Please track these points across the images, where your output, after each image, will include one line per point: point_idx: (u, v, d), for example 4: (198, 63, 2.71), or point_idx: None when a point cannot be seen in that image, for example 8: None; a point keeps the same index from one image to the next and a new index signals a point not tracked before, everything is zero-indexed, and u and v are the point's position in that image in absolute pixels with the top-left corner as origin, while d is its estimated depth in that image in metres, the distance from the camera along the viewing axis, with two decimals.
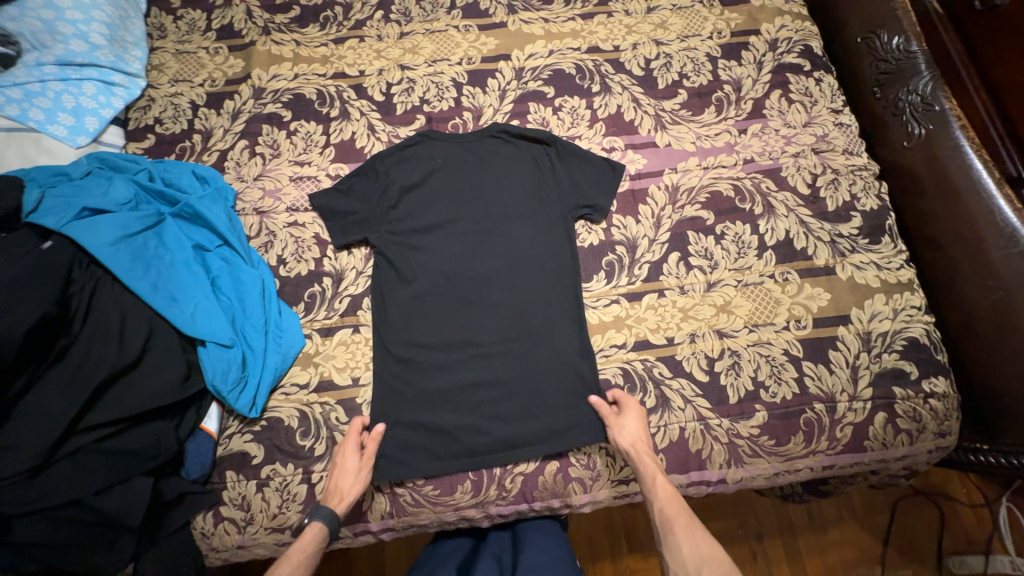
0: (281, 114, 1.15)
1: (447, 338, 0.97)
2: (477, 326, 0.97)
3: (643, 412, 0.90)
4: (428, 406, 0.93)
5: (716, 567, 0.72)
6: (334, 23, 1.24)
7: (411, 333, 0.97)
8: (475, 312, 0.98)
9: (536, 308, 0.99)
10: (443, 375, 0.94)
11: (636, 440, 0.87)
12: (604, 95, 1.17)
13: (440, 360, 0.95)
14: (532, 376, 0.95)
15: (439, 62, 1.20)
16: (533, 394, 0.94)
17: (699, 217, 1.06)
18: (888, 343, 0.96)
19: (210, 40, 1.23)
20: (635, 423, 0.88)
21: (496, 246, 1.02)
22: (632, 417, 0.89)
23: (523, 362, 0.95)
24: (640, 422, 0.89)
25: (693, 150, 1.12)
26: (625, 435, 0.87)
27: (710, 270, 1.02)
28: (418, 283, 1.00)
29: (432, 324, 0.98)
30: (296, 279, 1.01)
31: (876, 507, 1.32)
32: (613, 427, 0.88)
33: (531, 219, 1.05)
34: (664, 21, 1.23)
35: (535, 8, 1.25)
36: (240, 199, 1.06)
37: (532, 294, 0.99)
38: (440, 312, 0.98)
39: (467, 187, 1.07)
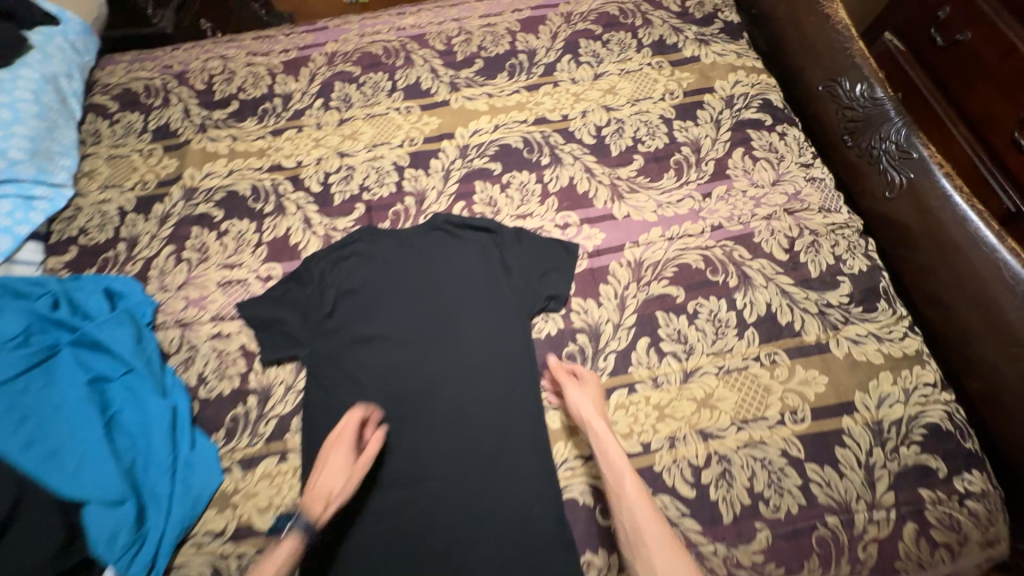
0: (213, 214, 1.08)
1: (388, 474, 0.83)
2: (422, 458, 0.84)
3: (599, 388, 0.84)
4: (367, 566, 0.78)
5: None
6: (273, 114, 1.21)
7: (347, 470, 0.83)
8: (421, 441, 0.85)
9: (490, 431, 0.86)
10: (383, 522, 0.81)
11: (591, 418, 0.80)
12: (555, 167, 1.10)
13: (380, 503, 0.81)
14: (488, 515, 0.80)
15: (380, 147, 1.15)
16: (492, 536, 0.79)
17: (668, 294, 0.95)
18: (904, 433, 0.82)
19: (145, 142, 1.19)
20: (590, 396, 0.82)
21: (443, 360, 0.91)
22: (585, 391, 0.83)
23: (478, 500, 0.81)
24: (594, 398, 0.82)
25: (655, 220, 1.02)
26: (577, 405, 0.81)
27: (686, 356, 0.89)
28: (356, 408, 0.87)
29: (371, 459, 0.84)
30: (217, 401, 0.89)
31: None
32: (569, 393, 0.82)
33: (481, 326, 0.93)
34: (613, 86, 1.19)
35: (478, 83, 1.21)
36: (161, 311, 0.97)
37: (486, 416, 0.87)
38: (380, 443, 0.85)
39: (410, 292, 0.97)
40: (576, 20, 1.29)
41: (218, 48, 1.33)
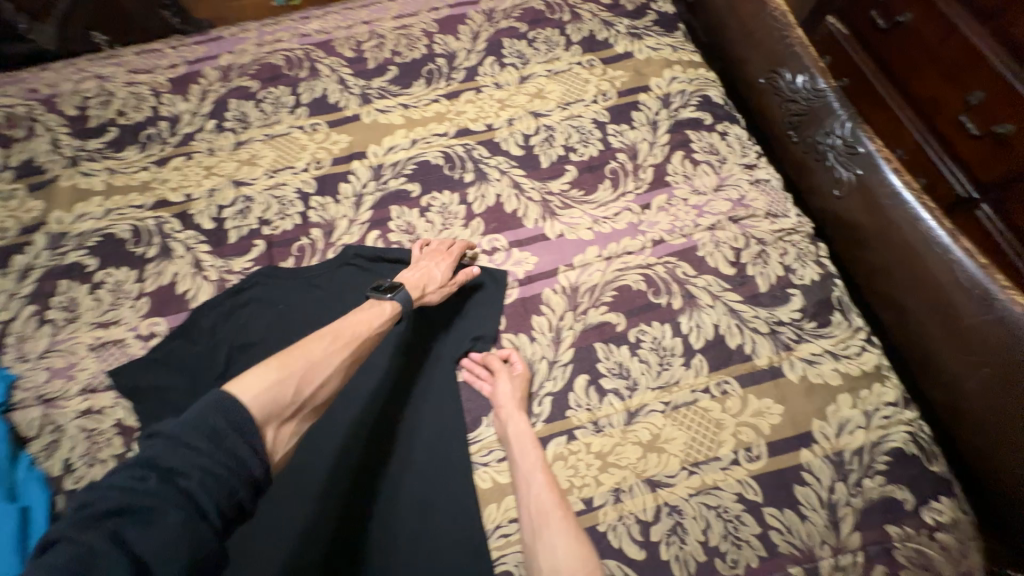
0: (84, 264, 0.93)
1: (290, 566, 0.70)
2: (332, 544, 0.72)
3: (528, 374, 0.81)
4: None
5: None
6: (157, 141, 1.05)
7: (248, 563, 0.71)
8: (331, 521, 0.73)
9: (411, 501, 0.75)
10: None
11: (509, 406, 0.77)
12: (480, 184, 0.98)
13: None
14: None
15: (281, 172, 1.01)
16: None
17: (607, 323, 0.85)
18: (867, 463, 0.74)
19: (5, 182, 1.02)
20: (511, 388, 0.78)
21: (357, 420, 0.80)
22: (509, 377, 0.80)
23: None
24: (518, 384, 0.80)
25: (591, 238, 0.92)
26: (498, 393, 0.78)
27: (629, 394, 0.79)
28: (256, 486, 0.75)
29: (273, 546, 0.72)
30: (86, 493, 0.75)
31: None
32: (493, 382, 0.80)
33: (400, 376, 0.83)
34: (541, 90, 1.08)
35: (392, 93, 1.09)
36: (18, 387, 0.82)
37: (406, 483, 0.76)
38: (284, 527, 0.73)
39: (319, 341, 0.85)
40: (499, 18, 1.17)
41: (93, 67, 1.16)
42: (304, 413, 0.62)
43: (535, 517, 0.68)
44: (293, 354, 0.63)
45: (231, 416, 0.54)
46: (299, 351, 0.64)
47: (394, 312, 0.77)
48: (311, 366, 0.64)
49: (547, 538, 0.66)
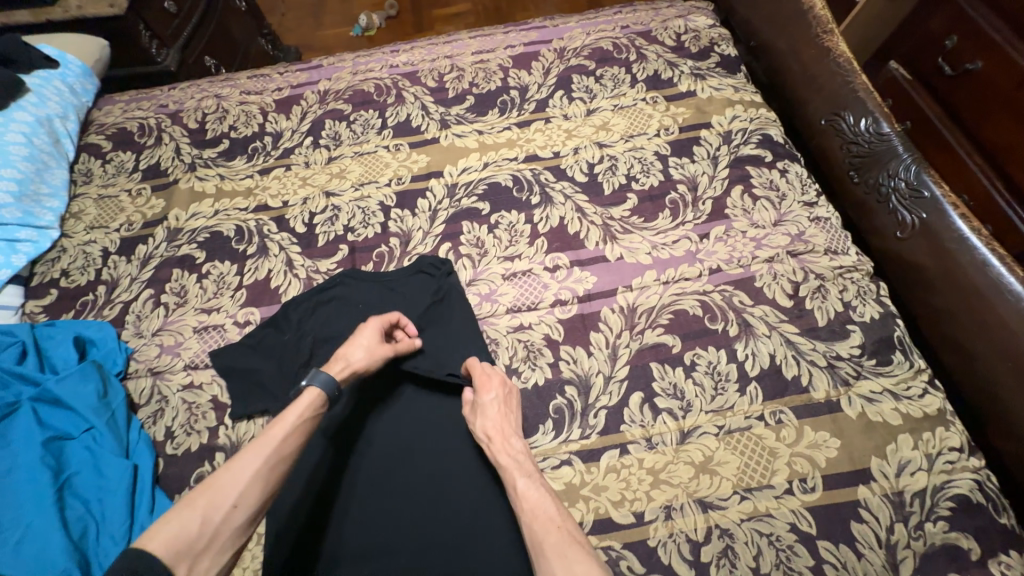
0: (195, 256, 1.06)
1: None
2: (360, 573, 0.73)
3: (499, 389, 0.82)
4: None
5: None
6: (262, 153, 1.20)
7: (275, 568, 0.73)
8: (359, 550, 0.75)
9: (439, 552, 0.74)
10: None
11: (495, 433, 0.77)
12: (545, 206, 1.06)
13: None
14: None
15: (367, 185, 1.12)
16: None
17: (663, 344, 0.88)
18: (929, 507, 0.73)
19: (135, 182, 1.18)
20: (490, 411, 0.79)
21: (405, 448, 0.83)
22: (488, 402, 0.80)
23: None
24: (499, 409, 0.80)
25: (650, 263, 0.97)
26: (480, 427, 0.79)
27: (683, 414, 0.82)
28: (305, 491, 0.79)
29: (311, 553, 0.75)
30: (184, 458, 0.84)
31: None
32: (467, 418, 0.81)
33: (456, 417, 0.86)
34: (606, 122, 1.15)
35: (469, 120, 1.19)
36: (134, 359, 0.93)
37: (437, 533, 0.75)
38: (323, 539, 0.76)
39: (390, 364, 0.89)
40: (569, 56, 1.27)
41: (213, 87, 1.34)
42: (223, 539, 0.60)
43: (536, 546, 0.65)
44: (216, 481, 0.63)
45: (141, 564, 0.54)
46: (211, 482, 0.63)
47: (319, 400, 0.76)
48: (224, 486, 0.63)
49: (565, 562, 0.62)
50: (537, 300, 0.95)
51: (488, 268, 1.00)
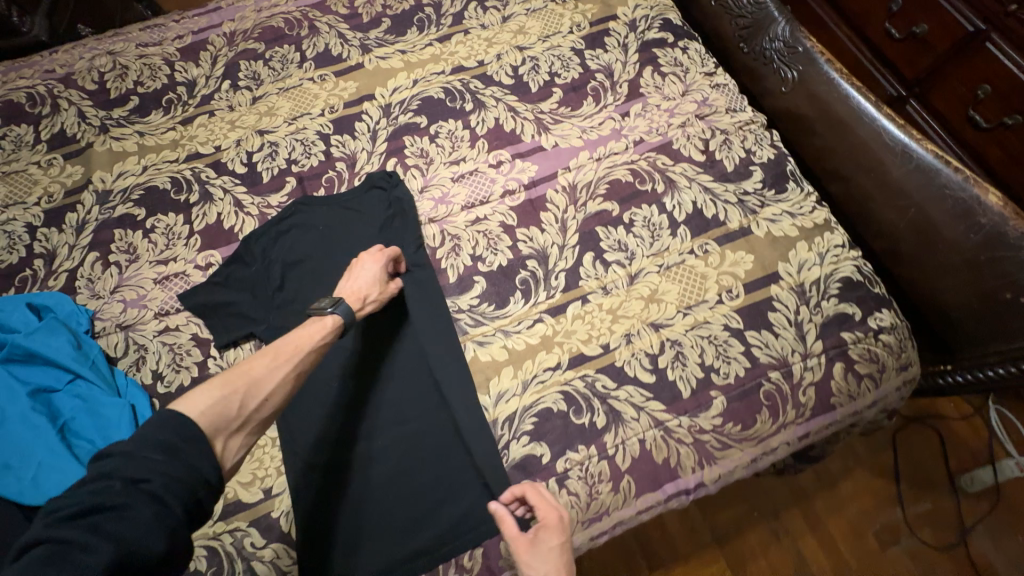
0: (134, 214, 1.03)
1: (334, 467, 0.82)
2: (374, 463, 0.83)
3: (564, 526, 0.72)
4: (306, 565, 0.77)
5: None
6: (179, 103, 1.15)
7: (301, 460, 0.82)
8: (386, 450, 0.84)
9: (440, 429, 0.86)
10: (323, 524, 0.79)
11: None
12: (479, 110, 1.11)
13: (323, 500, 0.80)
14: (424, 537, 0.79)
15: (300, 118, 1.12)
16: (464, 454, 0.84)
17: (604, 210, 1.00)
18: (824, 289, 0.92)
19: (41, 153, 1.10)
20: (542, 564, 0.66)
21: (414, 361, 0.90)
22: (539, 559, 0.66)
23: (418, 524, 0.80)
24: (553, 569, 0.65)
25: (582, 145, 1.07)
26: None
27: (629, 262, 0.95)
28: (324, 394, 0.87)
29: (331, 446, 0.83)
30: (179, 393, 0.86)
31: (880, 446, 1.36)
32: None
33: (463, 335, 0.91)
34: (522, 27, 1.21)
35: (389, 42, 1.20)
36: (98, 318, 0.92)
37: (450, 443, 0.85)
38: (340, 436, 0.84)
39: None
40: None
41: (102, 45, 1.24)
42: (252, 425, 0.66)
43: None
44: (253, 375, 0.67)
45: (188, 436, 0.59)
46: (243, 368, 0.67)
47: (337, 325, 0.80)
48: (255, 382, 0.67)
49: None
50: (487, 194, 1.03)
51: (437, 174, 1.06)
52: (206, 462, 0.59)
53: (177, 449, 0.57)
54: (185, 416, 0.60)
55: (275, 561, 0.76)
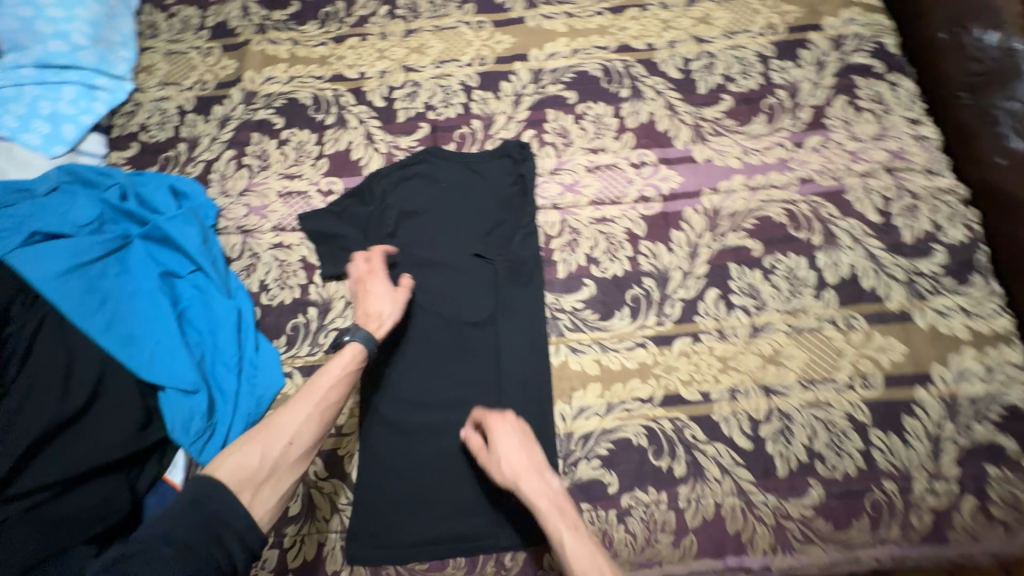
0: (273, 121, 1.04)
1: (401, 427, 0.80)
2: (438, 436, 0.80)
3: (521, 423, 0.74)
4: (356, 511, 0.78)
5: None
6: (336, 19, 1.13)
7: (374, 408, 0.82)
8: (451, 426, 0.80)
9: None
10: (379, 477, 0.79)
11: (539, 480, 0.68)
12: (635, 100, 1.01)
13: (383, 455, 0.80)
14: (467, 527, 0.76)
15: (448, 64, 1.07)
16: None
17: (745, 247, 0.90)
18: (979, 410, 0.78)
19: (203, 39, 1.13)
20: (511, 444, 0.71)
21: (498, 345, 0.84)
22: (504, 442, 0.71)
23: (465, 511, 0.77)
24: (519, 443, 0.71)
25: (739, 167, 0.95)
26: (507, 463, 0.69)
27: (757, 312, 0.85)
28: (406, 350, 0.84)
29: (401, 405, 0.81)
30: (280, 309, 0.89)
31: None
32: (493, 468, 0.70)
33: (556, 335, 0.86)
34: (707, 16, 1.07)
35: (558, 1, 1.11)
36: (223, 216, 0.95)
37: None
38: (412, 399, 0.82)
39: (468, 245, 0.91)
40: None
41: None
42: (278, 472, 0.61)
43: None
44: (272, 422, 0.63)
45: (210, 491, 0.56)
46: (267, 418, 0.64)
47: (359, 354, 0.71)
48: (272, 429, 0.63)
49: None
50: (620, 194, 0.95)
51: (573, 159, 0.98)
52: (229, 511, 0.56)
53: (202, 504, 0.56)
54: (209, 474, 0.58)
55: (332, 496, 0.79)
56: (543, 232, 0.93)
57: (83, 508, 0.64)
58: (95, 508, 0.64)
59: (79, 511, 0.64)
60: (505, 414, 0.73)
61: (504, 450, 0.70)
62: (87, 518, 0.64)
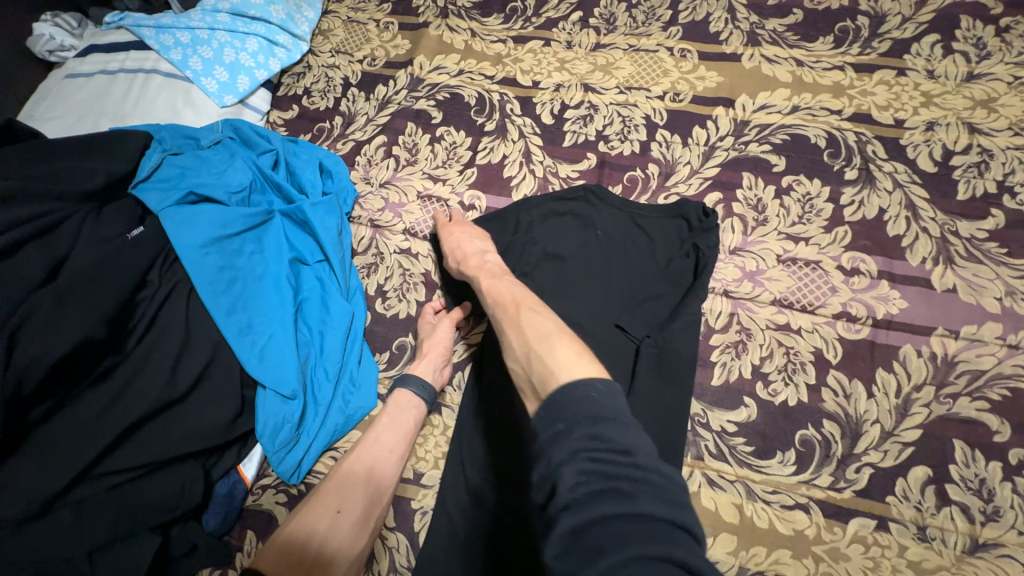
0: (431, 114, 0.97)
1: (488, 509, 0.66)
2: (527, 535, 0.63)
3: (471, 226, 0.77)
4: None
5: (544, 336, 0.49)
6: (522, 17, 1.03)
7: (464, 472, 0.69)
8: None
9: None
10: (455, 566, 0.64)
11: (477, 255, 0.71)
12: (863, 187, 0.80)
13: (464, 536, 0.66)
14: None
15: (634, 91, 0.92)
16: None
17: (982, 424, 0.66)
18: None
19: (384, 13, 1.09)
20: (458, 231, 0.76)
21: None
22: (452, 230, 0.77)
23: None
24: (465, 232, 0.76)
25: (998, 312, 0.71)
26: (450, 245, 0.75)
27: (982, 520, 0.62)
28: (507, 413, 0.70)
29: (495, 480, 0.67)
30: (390, 322, 0.81)
31: None
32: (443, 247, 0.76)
33: (692, 456, 0.70)
34: (991, 98, 0.82)
35: (787, 43, 0.91)
36: (359, 204, 0.90)
37: None
38: (504, 475, 0.67)
39: (611, 313, 0.75)
40: None
41: None
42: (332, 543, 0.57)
43: (503, 321, 0.55)
44: (318, 493, 0.61)
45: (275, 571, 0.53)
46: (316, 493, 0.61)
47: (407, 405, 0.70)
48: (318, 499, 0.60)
49: (559, 359, 0.45)
50: (817, 303, 0.75)
51: (763, 241, 0.79)
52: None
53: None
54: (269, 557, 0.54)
55: (393, 553, 0.69)
56: (704, 321, 0.76)
57: (159, 494, 0.59)
58: (171, 497, 0.60)
59: (157, 497, 0.59)
60: (457, 220, 0.80)
61: (450, 235, 0.76)
62: (160, 506, 0.59)
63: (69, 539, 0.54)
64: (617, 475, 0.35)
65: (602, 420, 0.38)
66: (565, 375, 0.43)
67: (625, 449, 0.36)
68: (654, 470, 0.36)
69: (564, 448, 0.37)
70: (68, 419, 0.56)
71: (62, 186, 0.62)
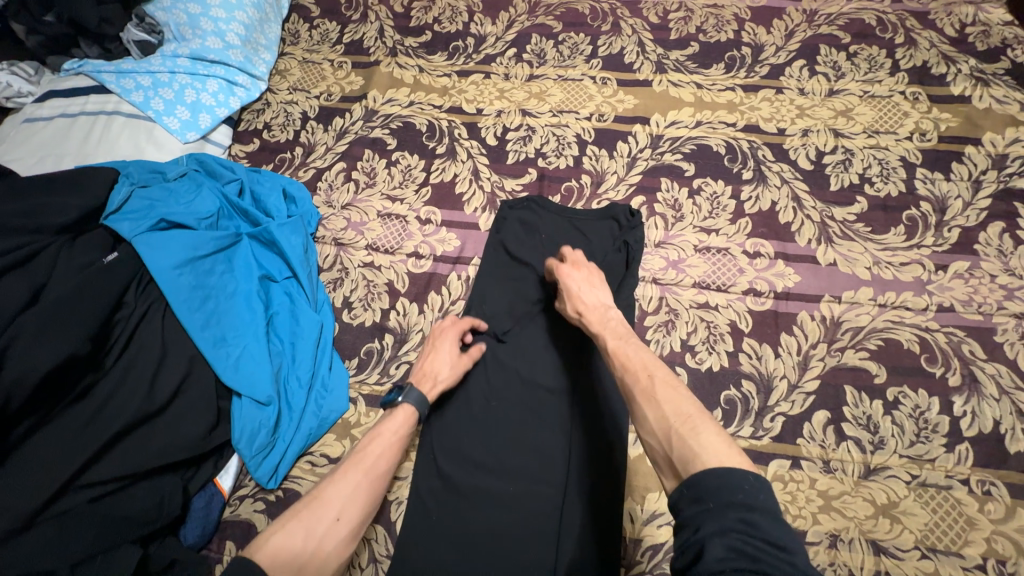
0: (386, 141, 1.06)
1: (458, 487, 0.74)
2: (493, 506, 0.73)
3: (589, 268, 0.76)
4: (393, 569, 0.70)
5: (686, 424, 0.49)
6: (463, 54, 1.16)
7: (435, 460, 0.76)
8: (511, 501, 0.73)
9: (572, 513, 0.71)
10: (427, 540, 0.72)
11: (598, 307, 0.69)
12: (757, 184, 0.95)
13: (436, 514, 0.73)
14: None
15: (565, 114, 1.06)
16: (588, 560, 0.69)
17: (865, 369, 0.80)
18: None
19: (338, 54, 1.19)
20: (583, 280, 0.74)
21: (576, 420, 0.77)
22: (583, 273, 0.74)
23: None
24: (590, 280, 0.74)
25: (868, 279, 0.86)
26: (574, 291, 0.72)
27: (872, 449, 0.75)
28: (475, 404, 0.79)
29: (463, 462, 0.76)
30: (358, 330, 0.87)
31: None
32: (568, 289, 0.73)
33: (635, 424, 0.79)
34: (849, 109, 1.01)
35: (688, 70, 1.08)
36: (323, 225, 0.97)
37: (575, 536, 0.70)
38: (474, 458, 0.76)
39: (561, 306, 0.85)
40: (820, 22, 1.11)
41: None
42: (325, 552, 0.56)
43: (635, 386, 0.55)
44: (320, 496, 0.59)
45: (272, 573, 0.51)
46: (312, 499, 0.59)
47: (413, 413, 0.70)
48: (319, 505, 0.58)
49: (705, 443, 0.47)
50: (729, 283, 0.88)
51: (682, 234, 0.93)
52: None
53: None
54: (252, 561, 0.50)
55: (372, 544, 0.74)
56: (638, 306, 0.87)
57: (140, 506, 0.62)
58: (151, 508, 0.63)
59: (137, 508, 0.62)
60: (575, 263, 0.77)
61: (568, 279, 0.73)
62: (142, 517, 0.62)
63: (51, 552, 0.56)
64: (768, 562, 0.39)
65: (755, 509, 0.41)
66: (716, 463, 0.45)
67: (780, 542, 0.40)
68: (802, 565, 0.40)
69: (717, 523, 0.41)
70: (50, 436, 0.60)
71: (38, 219, 0.67)
